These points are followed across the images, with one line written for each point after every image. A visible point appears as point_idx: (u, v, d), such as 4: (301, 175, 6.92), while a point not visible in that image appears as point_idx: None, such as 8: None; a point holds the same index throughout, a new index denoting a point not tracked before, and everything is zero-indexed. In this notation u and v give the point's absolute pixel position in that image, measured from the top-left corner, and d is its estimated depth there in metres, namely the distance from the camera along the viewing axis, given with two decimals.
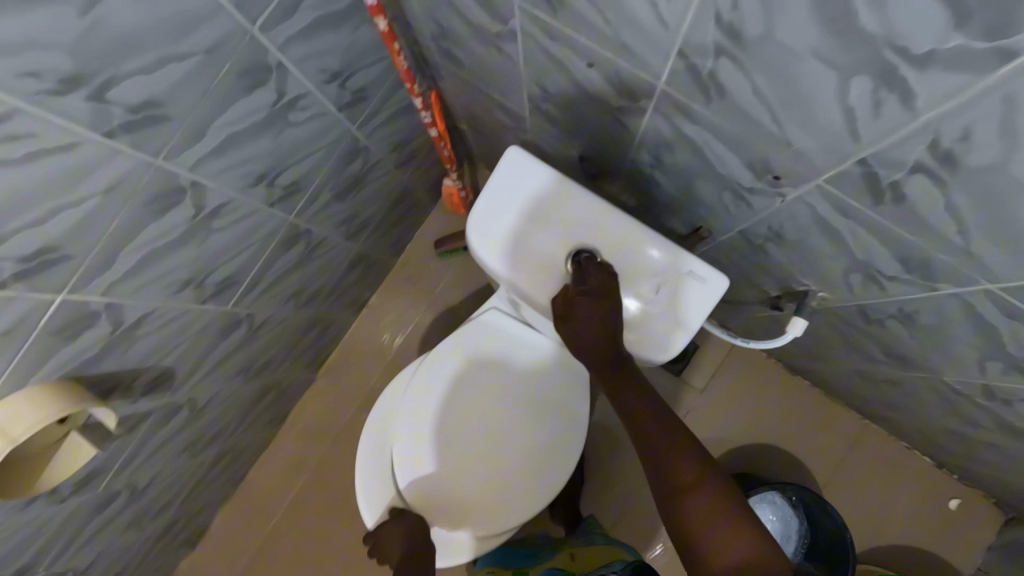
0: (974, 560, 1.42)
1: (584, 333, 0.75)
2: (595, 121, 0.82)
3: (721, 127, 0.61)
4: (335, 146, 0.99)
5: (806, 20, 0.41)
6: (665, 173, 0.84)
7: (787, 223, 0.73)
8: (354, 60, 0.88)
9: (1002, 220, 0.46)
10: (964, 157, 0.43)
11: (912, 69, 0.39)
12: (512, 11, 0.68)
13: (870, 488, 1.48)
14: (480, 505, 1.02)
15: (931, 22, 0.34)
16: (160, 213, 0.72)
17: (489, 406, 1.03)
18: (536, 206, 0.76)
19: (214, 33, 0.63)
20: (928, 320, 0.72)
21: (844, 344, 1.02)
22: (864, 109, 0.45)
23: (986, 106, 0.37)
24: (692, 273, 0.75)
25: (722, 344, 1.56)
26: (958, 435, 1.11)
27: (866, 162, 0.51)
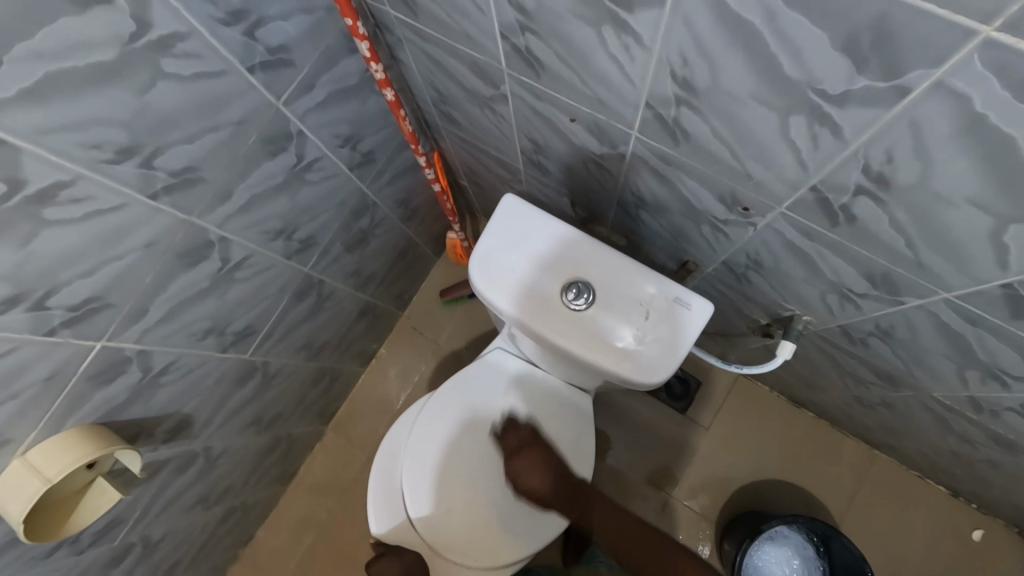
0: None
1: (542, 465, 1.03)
2: (582, 169, 0.91)
3: (690, 166, 0.69)
4: (347, 203, 1.08)
5: (743, 72, 0.49)
6: (648, 213, 0.91)
7: (762, 250, 0.79)
8: (364, 126, 0.98)
9: (938, 230, 0.52)
10: (894, 177, 0.49)
11: (832, 105, 0.46)
12: (503, 78, 0.78)
13: (889, 521, 1.45)
14: (487, 536, 1.04)
15: (839, 67, 0.42)
16: (191, 265, 0.80)
17: (494, 441, 1.06)
18: (531, 242, 0.83)
19: (245, 108, 0.73)
20: (903, 334, 0.76)
21: (837, 368, 1.06)
22: (804, 141, 0.52)
23: (899, 133, 0.45)
24: (679, 299, 0.81)
25: (724, 380, 1.59)
26: (963, 457, 1.12)
27: (816, 188, 0.57)
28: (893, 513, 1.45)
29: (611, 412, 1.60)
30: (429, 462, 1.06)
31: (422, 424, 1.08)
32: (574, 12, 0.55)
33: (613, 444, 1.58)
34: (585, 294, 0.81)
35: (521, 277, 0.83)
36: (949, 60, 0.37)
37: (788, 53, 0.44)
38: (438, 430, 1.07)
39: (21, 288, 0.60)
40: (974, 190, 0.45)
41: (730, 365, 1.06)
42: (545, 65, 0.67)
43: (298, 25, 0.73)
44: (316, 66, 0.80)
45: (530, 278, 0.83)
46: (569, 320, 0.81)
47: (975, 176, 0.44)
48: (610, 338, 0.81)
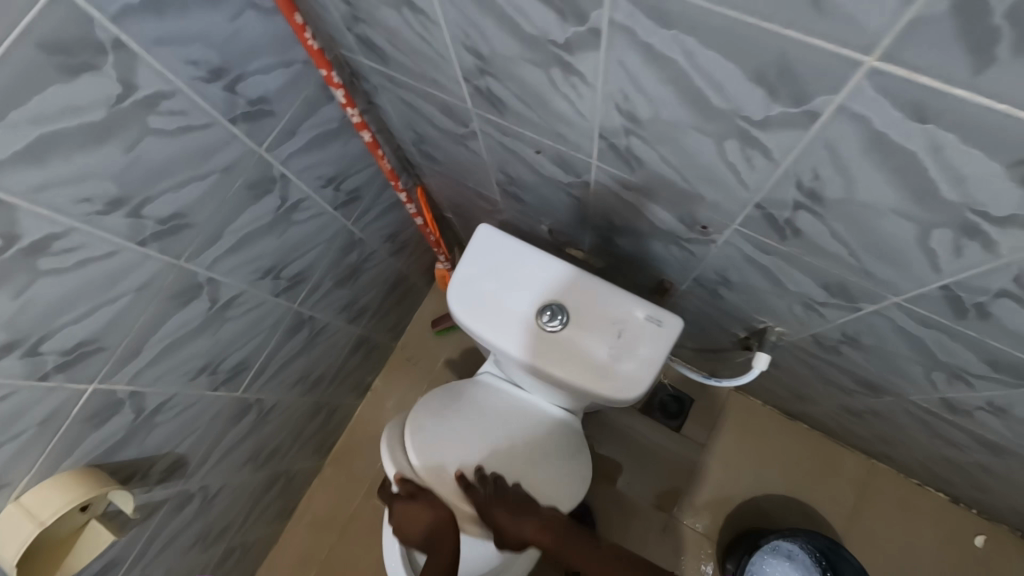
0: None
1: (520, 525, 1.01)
2: (554, 198, 0.96)
3: (649, 190, 0.73)
4: (334, 240, 1.12)
5: (677, 104, 0.53)
6: (621, 235, 0.95)
7: (728, 266, 0.83)
8: (347, 167, 1.03)
9: (874, 239, 0.56)
10: (825, 192, 0.53)
11: (759, 129, 0.50)
12: (471, 116, 0.83)
13: (891, 531, 1.44)
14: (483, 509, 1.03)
15: (756, 97, 0.46)
16: (180, 307, 0.83)
17: (501, 425, 1.09)
18: (505, 264, 0.87)
19: (229, 156, 0.77)
20: (869, 339, 0.78)
21: (818, 378, 1.08)
22: (741, 163, 0.56)
23: (819, 152, 0.48)
24: (648, 317, 0.84)
25: (717, 396, 1.60)
26: (953, 462, 1.12)
27: (761, 205, 0.61)
28: (895, 522, 1.44)
29: (608, 434, 1.60)
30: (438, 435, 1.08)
31: (437, 399, 1.12)
32: (524, 57, 0.60)
33: (612, 466, 1.57)
34: (559, 315, 0.83)
35: (497, 298, 0.86)
36: (845, 86, 0.40)
37: (711, 86, 0.48)
38: (452, 406, 1.11)
39: (17, 336, 0.63)
40: (894, 202, 0.49)
41: (712, 379, 1.08)
42: (507, 104, 0.72)
43: (277, 78, 0.78)
44: (296, 114, 0.85)
45: (507, 298, 0.86)
46: (544, 342, 0.84)
47: (892, 188, 0.48)
48: (585, 357, 0.83)
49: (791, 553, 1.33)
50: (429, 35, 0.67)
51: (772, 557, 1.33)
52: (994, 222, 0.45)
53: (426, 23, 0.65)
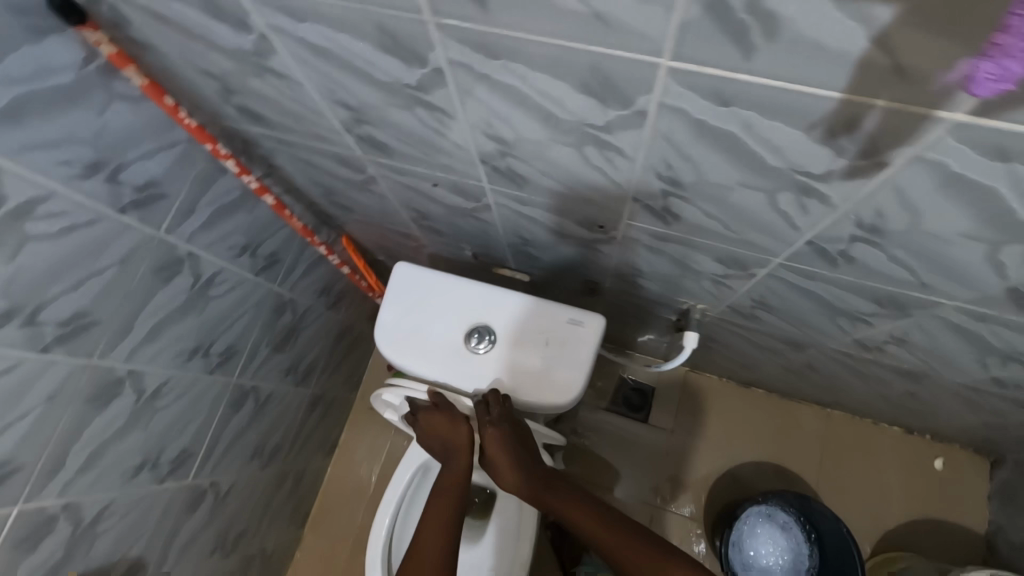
0: (981, 512, 1.42)
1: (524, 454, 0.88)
2: (467, 224, 0.99)
3: (542, 202, 0.77)
4: (262, 305, 1.11)
5: (533, 123, 0.57)
6: (536, 248, 0.99)
7: (636, 257, 0.87)
8: (260, 232, 1.03)
9: (736, 211, 0.60)
10: (682, 178, 0.57)
11: (606, 133, 0.54)
12: (365, 163, 0.85)
13: (859, 473, 1.50)
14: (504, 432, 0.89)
15: (590, 105, 0.50)
16: (103, 405, 0.81)
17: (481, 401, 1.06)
18: (425, 299, 0.88)
19: (126, 246, 0.77)
20: (775, 301, 0.84)
21: (750, 345, 1.13)
22: (606, 165, 0.60)
23: (661, 145, 0.53)
24: (570, 320, 0.85)
25: (675, 380, 1.64)
26: (890, 396, 1.18)
27: (637, 198, 0.65)
28: (861, 463, 1.50)
29: (579, 439, 1.62)
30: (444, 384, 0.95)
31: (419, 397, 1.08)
32: (390, 102, 0.63)
33: (589, 470, 1.59)
34: (485, 337, 0.85)
35: (425, 333, 0.87)
36: (656, 86, 0.44)
37: (553, 102, 0.52)
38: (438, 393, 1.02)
39: None
40: (738, 177, 0.53)
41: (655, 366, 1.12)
42: (392, 147, 0.75)
43: (162, 161, 0.79)
44: (192, 191, 0.85)
45: (434, 331, 0.87)
46: (477, 367, 0.85)
47: (731, 165, 0.52)
48: (519, 371, 0.85)
49: (781, 523, 1.34)
50: (300, 96, 0.69)
51: (762, 528, 1.35)
52: (818, 179, 0.49)
53: (293, 86, 0.67)
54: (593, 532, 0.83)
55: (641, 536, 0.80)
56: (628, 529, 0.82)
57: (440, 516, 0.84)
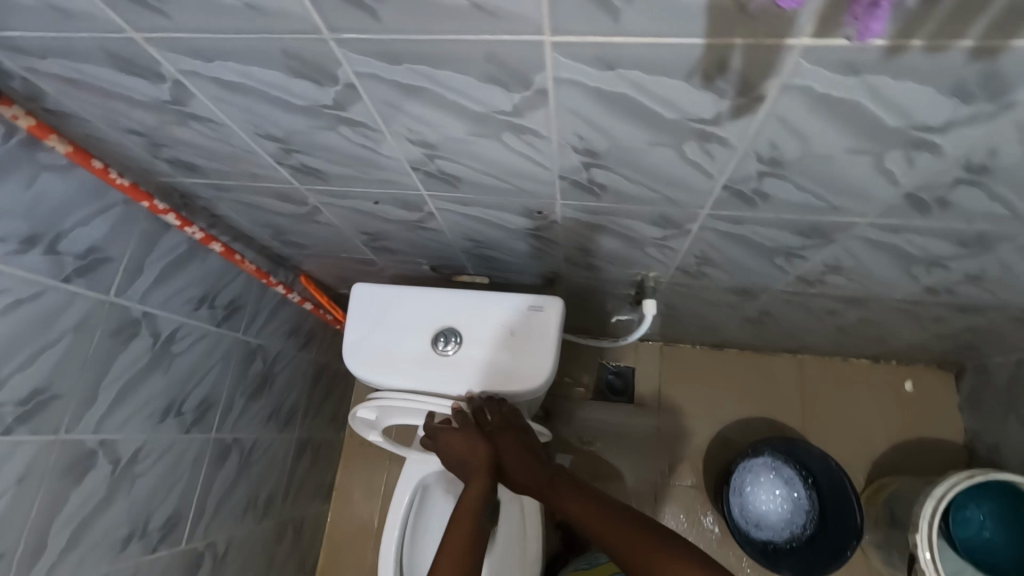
0: (957, 424, 1.49)
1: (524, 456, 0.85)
2: (416, 237, 1.01)
3: (479, 199, 0.80)
4: (230, 355, 1.11)
5: (450, 121, 0.60)
6: (488, 248, 1.02)
7: (582, 238, 0.91)
8: (215, 283, 1.03)
9: (654, 170, 0.65)
10: (597, 148, 0.61)
11: (517, 117, 0.58)
12: (304, 194, 0.87)
13: (838, 409, 1.55)
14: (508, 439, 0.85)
15: (495, 92, 0.54)
16: (78, 479, 0.80)
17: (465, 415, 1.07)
18: (388, 315, 0.90)
19: (77, 314, 0.77)
20: (715, 253, 0.88)
21: (708, 304, 1.18)
22: (526, 148, 0.64)
23: (568, 118, 0.57)
24: (529, 306, 0.86)
25: (651, 356, 1.68)
26: (846, 328, 1.25)
27: (564, 176, 0.69)
28: (839, 399, 1.56)
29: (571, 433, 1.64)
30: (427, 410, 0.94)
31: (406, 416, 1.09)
32: (313, 126, 0.66)
33: (586, 461, 1.61)
34: (451, 339, 0.87)
35: (392, 347, 0.88)
36: (546, 62, 0.48)
37: (461, 96, 0.56)
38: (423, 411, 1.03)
39: None
40: (643, 136, 0.58)
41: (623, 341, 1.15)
42: (326, 171, 0.77)
43: (101, 225, 0.79)
44: (137, 251, 0.86)
45: (400, 343, 0.88)
46: (448, 369, 0.86)
47: (634, 126, 0.56)
48: (488, 365, 0.86)
49: (784, 477, 1.39)
50: (227, 137, 0.72)
51: (766, 481, 1.40)
52: (712, 124, 0.54)
53: (218, 128, 0.69)
54: (605, 536, 0.74)
55: (656, 533, 0.70)
56: (640, 526, 0.72)
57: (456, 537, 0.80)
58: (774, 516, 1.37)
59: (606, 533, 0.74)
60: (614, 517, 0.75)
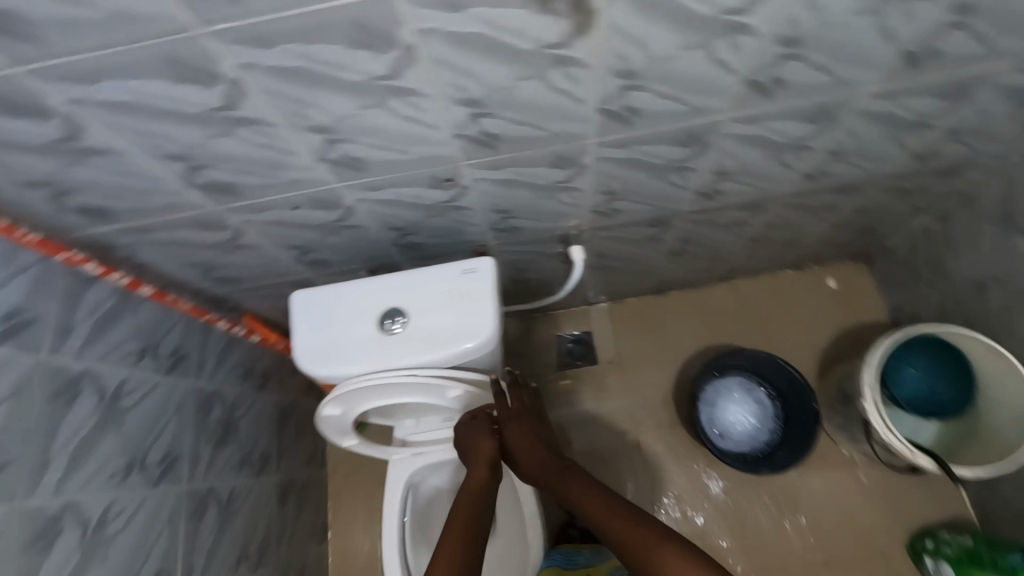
0: (881, 306, 1.63)
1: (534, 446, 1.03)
2: (345, 240, 1.04)
3: (390, 179, 0.85)
4: (186, 404, 1.09)
5: (338, 98, 0.65)
6: (415, 235, 1.06)
7: (498, 199, 0.96)
8: (153, 332, 1.03)
9: (532, 107, 0.72)
10: (476, 95, 0.68)
11: (397, 79, 0.64)
12: (222, 216, 0.89)
13: (779, 320, 1.67)
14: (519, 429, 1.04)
15: (369, 57, 0.59)
16: (46, 550, 0.78)
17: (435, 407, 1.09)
18: (331, 311, 0.92)
19: (10, 380, 0.76)
20: (617, 184, 0.96)
21: (634, 244, 1.26)
22: (415, 111, 0.70)
23: (441, 70, 0.63)
24: (462, 271, 0.91)
25: (603, 317, 1.75)
26: (759, 239, 1.36)
27: (458, 133, 0.75)
28: (777, 312, 1.67)
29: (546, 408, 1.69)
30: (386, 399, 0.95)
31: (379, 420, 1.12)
32: (210, 135, 0.69)
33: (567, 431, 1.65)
34: (397, 318, 0.89)
35: (341, 340, 0.90)
36: (403, 16, 0.55)
37: (340, 69, 0.61)
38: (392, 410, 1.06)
39: None
40: (512, 73, 0.65)
41: (562, 296, 1.21)
42: (236, 184, 0.80)
43: (18, 288, 0.79)
44: (62, 310, 0.85)
45: (348, 334, 0.90)
46: (398, 347, 0.89)
47: (500, 65, 0.63)
48: (436, 333, 0.89)
49: (750, 391, 1.49)
50: (129, 169, 0.74)
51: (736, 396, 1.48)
52: (564, 47, 0.62)
53: (118, 160, 0.71)
54: (611, 529, 0.87)
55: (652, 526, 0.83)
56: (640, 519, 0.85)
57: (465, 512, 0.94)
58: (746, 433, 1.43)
59: (612, 523, 0.87)
60: (614, 511, 0.88)
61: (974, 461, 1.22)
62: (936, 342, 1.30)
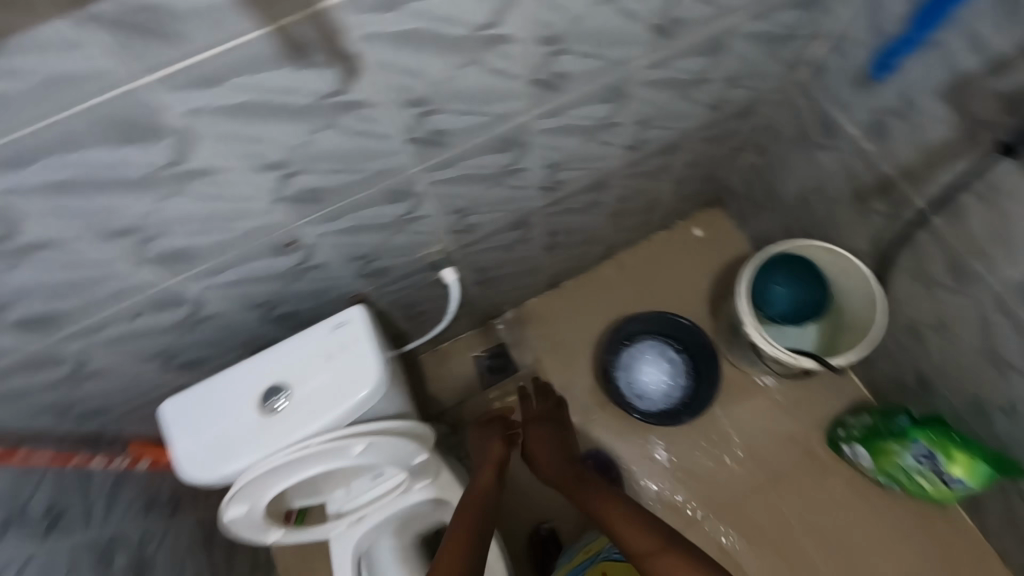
0: (742, 240, 1.80)
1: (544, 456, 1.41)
2: (209, 330, 1.01)
3: (227, 259, 0.86)
4: (79, 562, 0.97)
5: (136, 196, 0.68)
6: (281, 304, 1.04)
7: (350, 245, 0.98)
8: (14, 497, 0.91)
9: (334, 156, 0.78)
10: (275, 158, 0.73)
11: (189, 161, 0.67)
12: (57, 342, 0.84)
13: (664, 279, 1.78)
14: (543, 432, 1.46)
15: (151, 150, 0.63)
16: None
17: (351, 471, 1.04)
18: (206, 409, 0.87)
19: None
20: (458, 200, 1.02)
21: (503, 251, 1.32)
22: (221, 188, 0.73)
23: (229, 145, 0.68)
24: (332, 327, 0.91)
25: (508, 327, 1.78)
26: (614, 213, 1.48)
27: (275, 195, 0.79)
28: (660, 272, 1.79)
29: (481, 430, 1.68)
30: (283, 481, 0.90)
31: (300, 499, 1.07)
32: None
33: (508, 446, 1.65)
34: (278, 394, 0.86)
35: (224, 434, 0.86)
36: (167, 102, 0.59)
37: (125, 168, 0.64)
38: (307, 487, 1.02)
39: None
40: (298, 131, 0.71)
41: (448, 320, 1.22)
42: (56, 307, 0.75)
43: None
44: None
45: (231, 425, 0.86)
46: (286, 421, 0.85)
47: (285, 124, 0.68)
48: (320, 394, 0.87)
49: (661, 347, 1.64)
50: None
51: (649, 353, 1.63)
52: (343, 92, 0.68)
53: None
54: (623, 538, 1.10)
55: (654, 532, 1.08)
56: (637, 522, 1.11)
57: (472, 511, 1.10)
58: (663, 385, 1.54)
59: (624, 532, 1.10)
60: (630, 521, 1.12)
61: (848, 347, 1.39)
62: (787, 258, 1.44)
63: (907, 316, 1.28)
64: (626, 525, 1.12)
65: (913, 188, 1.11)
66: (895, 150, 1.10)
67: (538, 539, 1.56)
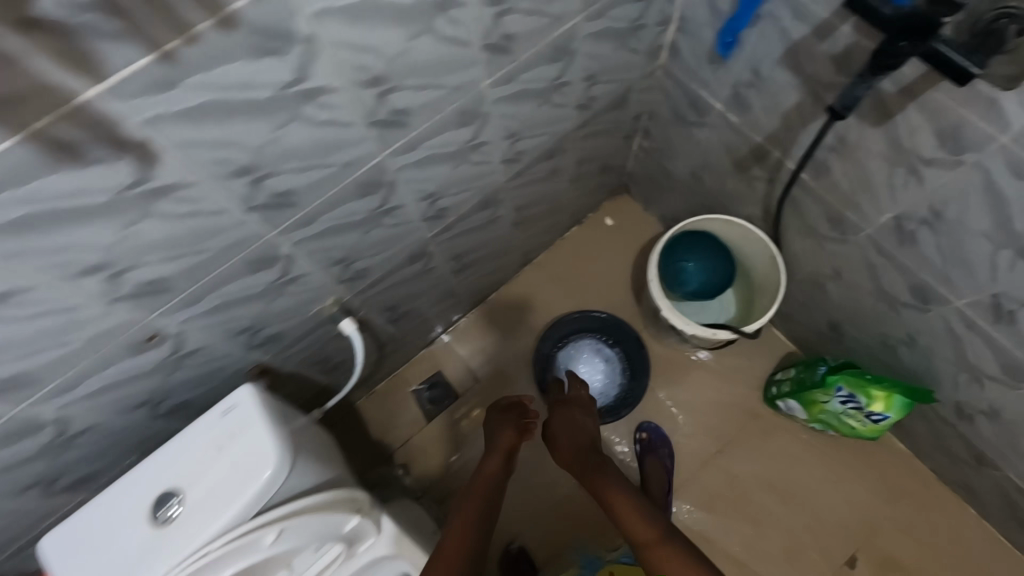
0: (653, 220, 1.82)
1: (563, 442, 1.33)
2: (89, 443, 0.91)
3: (79, 373, 0.76)
4: None
5: None
6: (168, 397, 0.95)
7: (228, 321, 0.90)
8: None
9: (169, 244, 0.68)
10: (92, 262, 0.63)
11: None
12: None
13: (586, 274, 1.78)
14: (570, 417, 1.37)
15: None
16: None
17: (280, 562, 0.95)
18: (92, 534, 0.80)
19: None
20: (338, 251, 0.96)
21: (410, 284, 1.27)
22: (36, 308, 0.63)
23: (24, 264, 0.58)
24: (218, 417, 0.85)
25: (441, 352, 1.74)
26: (520, 222, 1.46)
27: (110, 297, 0.69)
28: (581, 268, 1.79)
29: (433, 463, 1.65)
30: None
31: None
32: None
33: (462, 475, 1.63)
34: (168, 501, 0.80)
35: (113, 559, 0.79)
36: None
37: None
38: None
39: None
40: (110, 230, 0.61)
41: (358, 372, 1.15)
42: None
43: None
44: None
45: (120, 548, 0.79)
46: (177, 530, 0.78)
47: (90, 226, 0.59)
48: (212, 492, 0.80)
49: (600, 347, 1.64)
50: None
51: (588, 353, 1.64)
52: (148, 181, 0.59)
53: None
54: (632, 532, 1.13)
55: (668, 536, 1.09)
56: (650, 523, 1.12)
57: (477, 511, 1.20)
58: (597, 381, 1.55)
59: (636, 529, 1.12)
60: (640, 519, 1.13)
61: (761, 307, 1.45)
62: (690, 233, 1.47)
63: (808, 269, 1.33)
64: (638, 523, 1.13)
65: (782, 151, 1.14)
66: (760, 119, 1.12)
67: (507, 563, 1.53)
